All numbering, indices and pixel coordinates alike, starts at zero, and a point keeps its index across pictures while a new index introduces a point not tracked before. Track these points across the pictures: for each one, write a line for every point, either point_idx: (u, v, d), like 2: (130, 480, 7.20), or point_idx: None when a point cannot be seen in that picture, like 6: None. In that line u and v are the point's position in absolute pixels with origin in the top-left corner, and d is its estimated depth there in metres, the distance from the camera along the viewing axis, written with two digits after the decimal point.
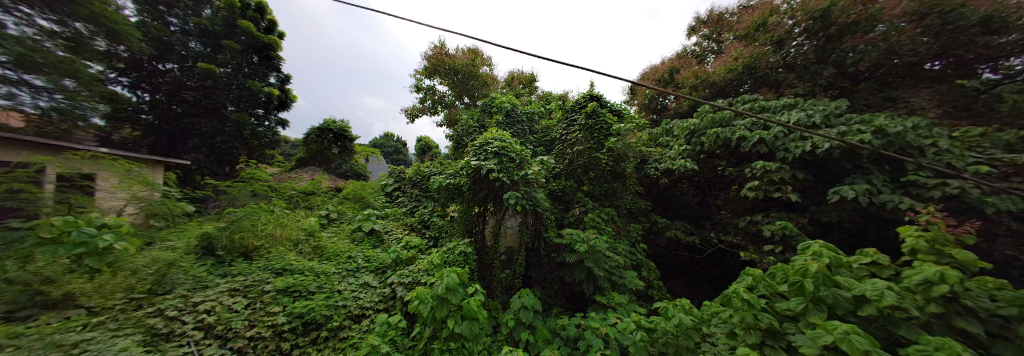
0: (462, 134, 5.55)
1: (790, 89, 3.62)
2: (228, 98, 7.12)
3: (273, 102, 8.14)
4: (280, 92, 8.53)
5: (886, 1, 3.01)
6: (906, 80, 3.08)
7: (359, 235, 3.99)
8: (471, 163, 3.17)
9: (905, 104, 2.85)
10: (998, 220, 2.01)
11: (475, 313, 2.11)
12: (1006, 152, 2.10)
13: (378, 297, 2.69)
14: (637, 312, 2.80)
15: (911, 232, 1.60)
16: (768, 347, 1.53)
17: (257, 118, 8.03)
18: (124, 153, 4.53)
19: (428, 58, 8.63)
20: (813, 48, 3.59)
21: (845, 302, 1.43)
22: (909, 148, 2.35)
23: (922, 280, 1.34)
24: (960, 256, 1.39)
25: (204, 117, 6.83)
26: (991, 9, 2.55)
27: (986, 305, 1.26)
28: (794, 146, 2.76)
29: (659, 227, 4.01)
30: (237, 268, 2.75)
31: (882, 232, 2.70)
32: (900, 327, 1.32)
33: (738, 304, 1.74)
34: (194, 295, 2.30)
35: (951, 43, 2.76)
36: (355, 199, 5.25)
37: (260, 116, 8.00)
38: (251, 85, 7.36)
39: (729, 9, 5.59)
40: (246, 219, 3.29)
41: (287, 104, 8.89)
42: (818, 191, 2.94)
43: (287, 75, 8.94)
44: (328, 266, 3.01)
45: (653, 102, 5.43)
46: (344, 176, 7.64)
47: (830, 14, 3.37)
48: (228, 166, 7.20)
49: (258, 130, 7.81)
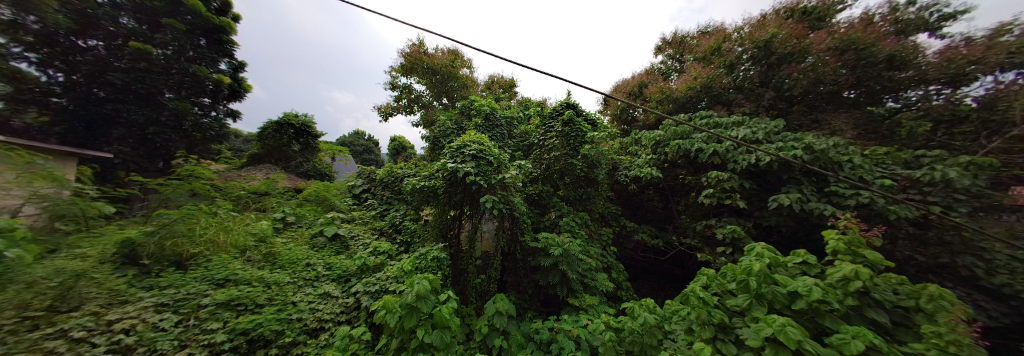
0: (439, 135, 5.46)
1: (739, 108, 4.09)
2: (166, 84, 6.21)
3: (222, 91, 7.27)
4: (231, 81, 7.62)
5: (814, 38, 3.68)
6: (830, 104, 3.72)
7: (321, 241, 3.63)
8: (447, 166, 3.12)
9: (828, 126, 3.40)
10: (898, 225, 2.47)
11: (447, 321, 2.04)
12: (902, 168, 2.60)
13: (340, 308, 2.51)
14: (607, 312, 2.93)
15: (833, 235, 1.90)
16: (719, 341, 1.68)
17: (202, 108, 7.05)
18: (31, 144, 3.76)
19: (405, 56, 8.31)
20: (757, 73, 4.11)
21: (781, 298, 1.65)
22: (830, 164, 2.79)
23: (841, 277, 1.59)
24: (872, 257, 1.69)
25: (134, 105, 5.85)
26: (894, 49, 3.25)
27: (890, 298, 1.55)
28: (742, 159, 3.12)
29: (628, 231, 4.27)
30: (167, 280, 2.36)
31: (810, 235, 3.14)
32: (824, 318, 1.56)
33: (694, 302, 1.90)
34: (110, 312, 1.92)
35: (863, 76, 3.44)
36: (319, 201, 4.76)
37: (205, 106, 7.06)
38: (195, 70, 6.51)
39: (690, 34, 6.20)
40: (182, 223, 2.86)
41: (241, 95, 7.96)
42: (760, 198, 3.34)
43: (241, 62, 8.02)
44: (281, 276, 2.71)
45: (624, 113, 5.80)
46: (306, 176, 6.98)
47: (771, 45, 3.93)
48: (162, 161, 6.23)
49: (203, 120, 6.90)
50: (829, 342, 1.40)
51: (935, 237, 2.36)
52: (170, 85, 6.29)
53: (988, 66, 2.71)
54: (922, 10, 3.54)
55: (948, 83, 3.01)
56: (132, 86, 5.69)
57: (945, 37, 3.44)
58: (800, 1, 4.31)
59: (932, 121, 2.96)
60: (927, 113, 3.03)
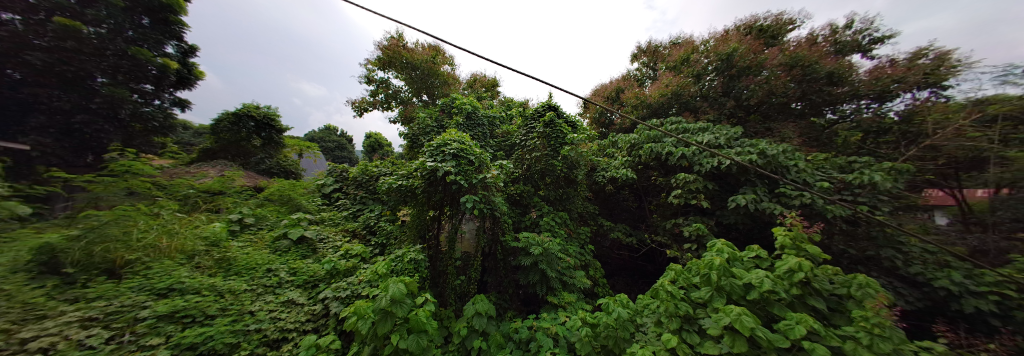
0: (418, 133, 5.29)
1: (704, 115, 4.43)
2: (99, 67, 4.82)
3: (170, 78, 5.82)
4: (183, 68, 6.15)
5: (767, 54, 4.22)
6: (780, 114, 4.21)
7: (284, 244, 3.33)
8: (426, 164, 3.02)
9: (779, 133, 3.83)
10: (833, 222, 2.83)
11: (423, 325, 1.97)
12: (838, 172, 2.98)
13: (306, 316, 2.35)
14: (584, 308, 3.03)
15: (782, 231, 2.13)
16: (685, 331, 1.82)
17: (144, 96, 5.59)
18: None
19: (382, 49, 7.94)
20: (719, 83, 4.48)
21: (738, 289, 1.81)
22: (780, 168, 3.11)
23: (788, 269, 1.79)
24: (814, 250, 1.92)
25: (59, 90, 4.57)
26: (834, 67, 3.84)
27: (826, 287, 1.78)
28: (707, 162, 3.38)
29: (605, 229, 4.44)
30: (95, 291, 2.03)
31: (762, 231, 3.49)
32: (774, 306, 1.74)
33: (663, 295, 2.02)
34: (22, 329, 1.61)
35: (808, 90, 4.00)
36: (282, 201, 4.29)
37: (149, 94, 5.60)
38: (134, 53, 5.10)
39: (663, 44, 6.60)
40: (116, 226, 2.48)
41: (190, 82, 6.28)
42: (721, 198, 3.64)
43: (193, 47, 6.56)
44: (237, 283, 2.45)
45: (602, 117, 6.04)
46: (268, 174, 6.18)
47: (733, 58, 4.33)
48: (92, 155, 4.89)
49: (145, 109, 5.52)
50: (777, 328, 1.58)
51: (863, 232, 2.74)
52: (103, 69, 4.87)
53: (907, 83, 3.36)
54: (857, 34, 4.14)
55: (876, 99, 3.68)
56: (57, 70, 4.42)
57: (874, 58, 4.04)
58: (756, 20, 4.81)
59: (863, 131, 3.61)
60: (859, 124, 3.66)
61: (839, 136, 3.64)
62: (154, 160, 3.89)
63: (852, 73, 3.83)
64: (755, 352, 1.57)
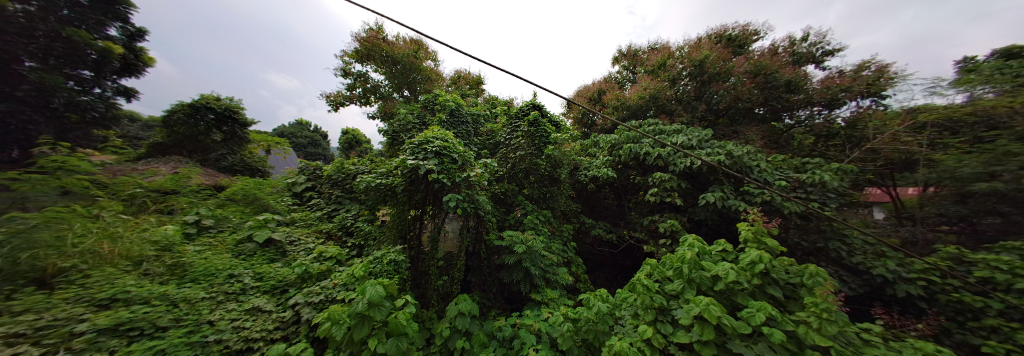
0: (399, 129, 5.11)
1: (679, 117, 4.68)
2: (18, 47, 2.99)
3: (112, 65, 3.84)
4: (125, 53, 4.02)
5: (734, 62, 4.56)
6: (745, 118, 4.56)
7: (249, 248, 3.06)
8: (407, 163, 2.91)
9: (744, 136, 4.16)
10: (788, 217, 3.12)
11: (404, 328, 1.91)
12: (793, 172, 3.27)
13: (274, 324, 2.18)
14: (566, 304, 3.09)
15: (745, 226, 2.30)
16: (659, 322, 1.92)
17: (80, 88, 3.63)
18: None
19: (359, 40, 7.55)
20: (693, 88, 4.74)
21: (706, 281, 1.95)
22: (744, 168, 3.36)
23: (750, 261, 1.95)
24: (773, 243, 2.10)
25: None
26: (792, 76, 4.22)
27: (782, 276, 1.95)
28: (680, 162, 3.58)
29: (586, 227, 4.56)
30: (19, 303, 1.74)
31: (728, 226, 3.77)
32: (738, 296, 1.89)
33: (639, 289, 2.12)
34: None
35: (769, 96, 4.37)
36: (246, 201, 3.92)
37: (84, 82, 3.61)
38: (71, 34, 3.35)
39: (642, 48, 6.87)
40: (45, 229, 2.15)
41: (141, 69, 4.26)
42: (693, 196, 3.87)
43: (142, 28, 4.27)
44: (194, 291, 2.23)
45: (584, 117, 6.19)
46: (231, 172, 5.43)
47: (705, 64, 4.60)
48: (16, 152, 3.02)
49: (85, 98, 3.63)
50: (740, 316, 1.71)
51: (814, 226, 3.06)
52: (29, 51, 3.07)
53: (852, 93, 3.84)
54: (811, 47, 4.58)
55: (826, 106, 4.11)
56: None
57: (825, 69, 4.49)
58: (726, 29, 5.15)
59: (815, 135, 4.03)
60: (811, 128, 4.11)
61: (794, 139, 4.03)
62: (93, 156, 3.42)
63: (806, 82, 4.23)
64: (721, 338, 1.70)
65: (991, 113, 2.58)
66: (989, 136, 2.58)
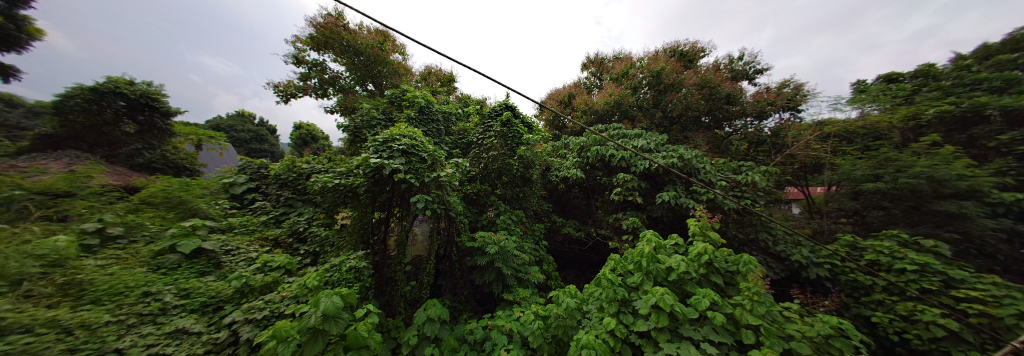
0: (362, 126, 4.76)
1: (640, 122, 5.08)
2: None
3: None
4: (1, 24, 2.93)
5: (685, 75, 5.10)
6: (693, 125, 5.12)
7: (171, 260, 2.57)
8: (370, 161, 2.70)
9: (693, 142, 4.67)
10: (728, 213, 3.56)
11: (365, 340, 1.77)
12: (732, 174, 3.75)
13: (206, 347, 1.86)
14: (537, 302, 3.14)
15: (695, 221, 2.56)
16: (622, 313, 2.04)
17: None
18: None
19: (315, 27, 6.88)
20: (651, 96, 5.18)
21: (661, 272, 2.12)
22: (694, 170, 3.75)
23: (698, 252, 2.17)
24: (716, 236, 2.36)
25: None
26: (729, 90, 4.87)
27: (722, 265, 2.21)
28: (640, 164, 3.89)
29: (557, 225, 4.70)
30: None
31: (680, 222, 4.17)
32: (687, 285, 2.09)
33: (604, 283, 2.23)
34: None
35: (711, 107, 4.98)
36: (169, 205, 3.28)
37: None
38: None
39: (608, 57, 7.33)
40: None
41: (26, 43, 3.14)
42: (651, 194, 4.22)
43: None
44: (96, 314, 1.80)
45: (555, 120, 6.42)
46: (149, 171, 4.57)
47: (661, 75, 5.06)
48: None
49: None
50: (690, 302, 1.90)
51: (747, 220, 3.53)
52: None
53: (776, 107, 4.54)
54: (745, 65, 5.32)
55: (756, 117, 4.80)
56: None
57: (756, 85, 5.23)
58: (678, 45, 5.73)
59: (748, 142, 4.67)
60: (746, 136, 4.78)
61: (732, 145, 4.63)
62: None
63: (741, 96, 4.90)
64: (673, 324, 1.87)
65: (877, 126, 3.32)
66: (874, 145, 3.28)
